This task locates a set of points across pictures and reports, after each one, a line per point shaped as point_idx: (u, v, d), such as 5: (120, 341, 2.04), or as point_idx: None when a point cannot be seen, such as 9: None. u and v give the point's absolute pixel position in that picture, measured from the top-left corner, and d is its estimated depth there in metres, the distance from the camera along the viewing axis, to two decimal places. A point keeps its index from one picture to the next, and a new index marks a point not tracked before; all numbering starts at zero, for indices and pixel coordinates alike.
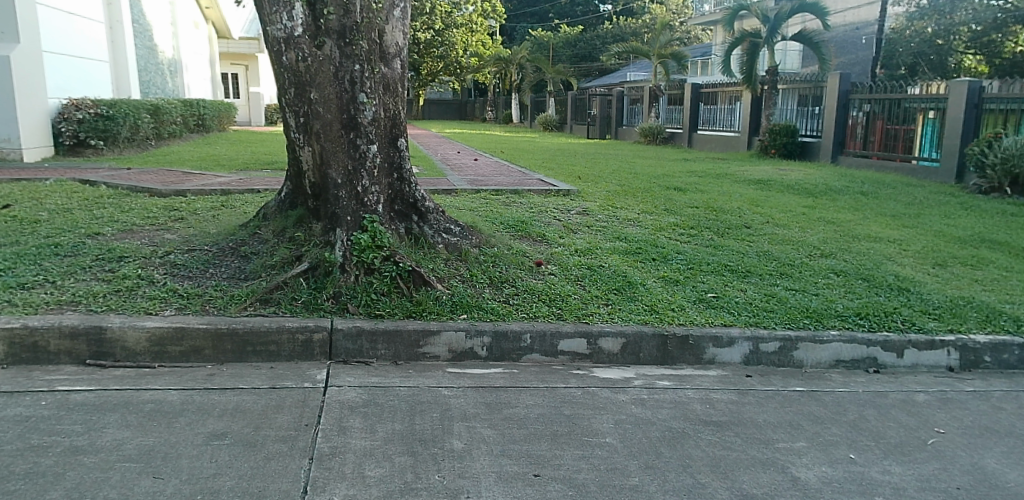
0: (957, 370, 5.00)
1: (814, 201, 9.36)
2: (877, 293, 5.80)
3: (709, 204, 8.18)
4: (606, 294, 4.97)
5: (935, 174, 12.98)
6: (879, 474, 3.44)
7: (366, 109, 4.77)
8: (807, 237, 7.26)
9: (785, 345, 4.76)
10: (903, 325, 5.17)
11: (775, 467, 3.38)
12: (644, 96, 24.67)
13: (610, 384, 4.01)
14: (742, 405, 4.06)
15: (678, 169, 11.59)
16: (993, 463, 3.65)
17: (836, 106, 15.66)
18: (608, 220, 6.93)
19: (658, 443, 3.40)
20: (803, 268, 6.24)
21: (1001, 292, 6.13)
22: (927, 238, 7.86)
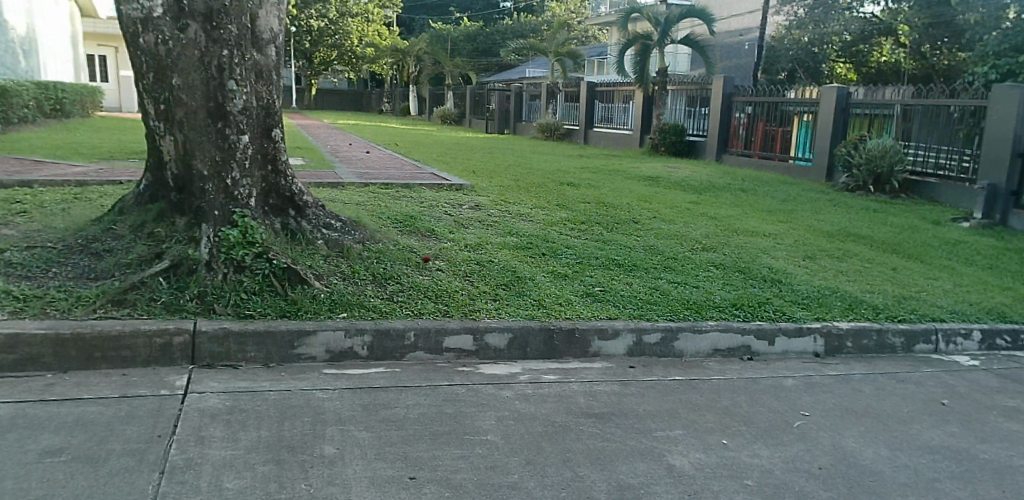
0: (823, 356, 5.34)
1: (699, 197, 9.78)
2: (752, 284, 6.12)
3: (600, 200, 8.36)
4: (494, 289, 4.95)
5: (808, 174, 13.90)
6: (748, 458, 3.60)
7: (236, 97, 4.55)
8: (691, 232, 7.56)
9: (667, 336, 4.91)
10: (775, 314, 5.47)
11: (652, 456, 3.47)
12: (542, 93, 24.99)
13: (495, 380, 4.00)
14: (623, 396, 4.15)
15: (572, 165, 11.76)
16: (850, 442, 3.91)
17: (721, 107, 16.44)
18: (500, 215, 6.93)
19: (540, 438, 3.41)
20: (685, 261, 6.48)
21: (862, 282, 6.62)
22: (799, 232, 8.39)
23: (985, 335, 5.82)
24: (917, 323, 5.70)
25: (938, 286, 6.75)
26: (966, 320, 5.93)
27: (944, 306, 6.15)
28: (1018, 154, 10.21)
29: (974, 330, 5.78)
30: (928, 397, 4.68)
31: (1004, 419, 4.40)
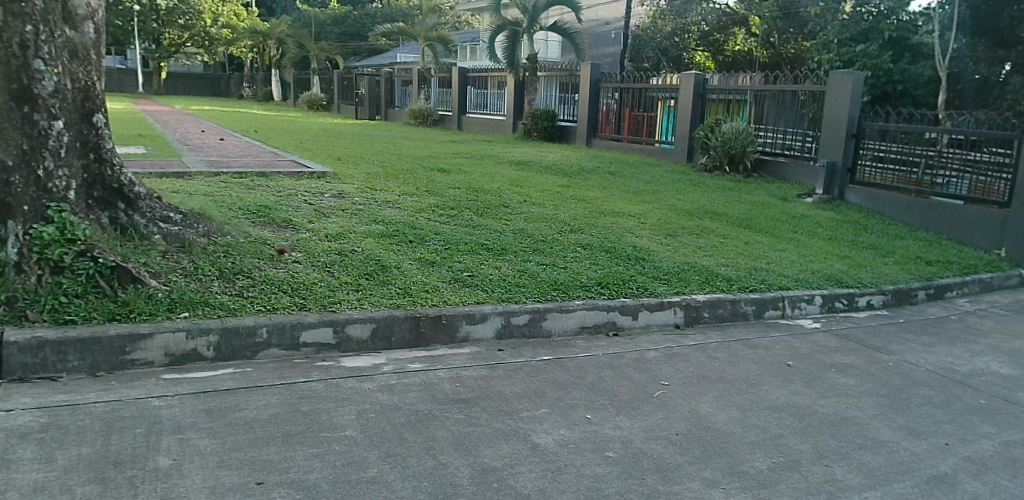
0: (682, 327, 5.62)
1: (568, 180, 10.00)
2: (617, 263, 6.33)
3: (470, 185, 8.34)
4: (357, 279, 4.80)
5: (672, 156, 14.61)
6: (610, 430, 3.72)
7: (46, 78, 4.12)
8: (559, 214, 7.71)
9: (534, 317, 4.97)
10: (638, 290, 5.69)
11: (517, 436, 3.50)
12: (414, 79, 24.65)
13: (357, 374, 3.89)
14: (490, 380, 4.16)
15: (444, 151, 11.66)
16: (705, 407, 4.13)
17: (590, 94, 16.92)
18: (364, 203, 6.74)
19: (403, 429, 3.35)
20: (553, 243, 6.59)
21: (719, 256, 7.02)
22: (661, 212, 8.78)
23: (825, 300, 6.37)
24: (765, 292, 6.13)
25: (785, 257, 7.30)
26: (808, 287, 6.46)
27: (790, 275, 6.65)
28: (851, 135, 11.21)
29: (816, 295, 6.31)
30: (775, 359, 5.04)
31: (839, 375, 4.82)
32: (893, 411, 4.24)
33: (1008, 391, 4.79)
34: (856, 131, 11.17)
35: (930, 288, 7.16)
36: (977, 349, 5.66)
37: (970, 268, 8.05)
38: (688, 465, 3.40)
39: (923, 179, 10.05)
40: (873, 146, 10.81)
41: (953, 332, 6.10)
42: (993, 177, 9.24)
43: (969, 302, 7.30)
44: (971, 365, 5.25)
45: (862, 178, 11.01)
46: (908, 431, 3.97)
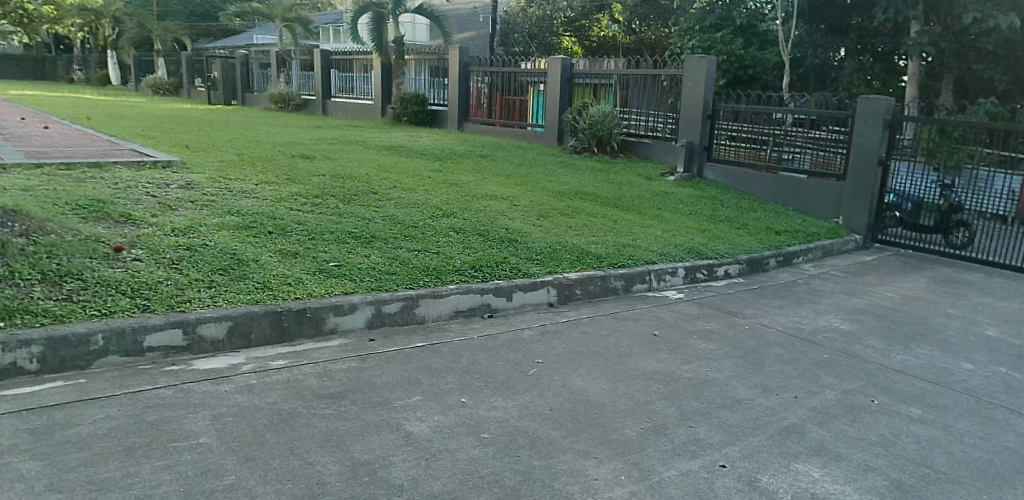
0: (556, 305, 5.71)
1: (439, 165, 9.90)
2: (490, 246, 6.31)
3: (336, 172, 8.03)
4: (210, 276, 4.47)
5: (543, 139, 14.86)
6: (485, 412, 3.70)
7: None
8: (430, 199, 7.60)
9: (406, 305, 4.86)
10: (511, 272, 5.70)
11: (390, 427, 3.40)
12: (274, 61, 23.44)
13: (211, 376, 3.63)
14: (361, 371, 4.02)
15: (308, 136, 11.16)
16: (579, 381, 4.21)
17: (460, 79, 16.85)
18: (217, 193, 6.31)
19: (265, 430, 3.17)
20: (424, 229, 6.48)
21: (589, 235, 7.20)
22: (533, 193, 8.89)
23: (688, 271, 6.71)
24: (633, 267, 6.36)
25: (651, 233, 7.61)
26: (672, 260, 6.77)
27: (655, 250, 6.94)
28: (707, 116, 11.83)
29: (679, 267, 6.63)
30: (643, 330, 5.25)
31: (702, 341, 5.09)
32: (749, 371, 4.54)
33: (846, 344, 5.28)
34: (711, 112, 11.80)
35: (779, 255, 7.74)
36: (820, 309, 6.20)
37: (813, 235, 8.80)
38: (562, 439, 3.45)
39: (771, 156, 10.84)
40: (727, 126, 11.51)
41: (800, 295, 6.64)
42: (830, 152, 10.12)
43: (812, 267, 7.98)
44: (816, 324, 5.74)
45: (718, 155, 11.71)
46: (763, 388, 4.26)
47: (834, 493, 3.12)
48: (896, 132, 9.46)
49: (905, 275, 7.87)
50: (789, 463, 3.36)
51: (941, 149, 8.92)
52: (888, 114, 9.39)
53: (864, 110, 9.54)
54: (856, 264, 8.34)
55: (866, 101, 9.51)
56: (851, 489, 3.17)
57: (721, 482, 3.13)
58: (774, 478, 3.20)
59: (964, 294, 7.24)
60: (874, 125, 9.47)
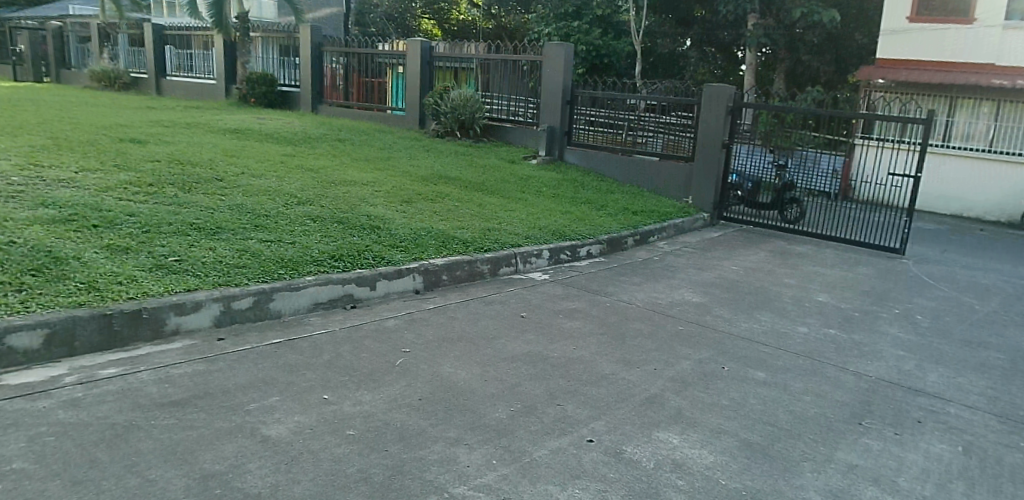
0: (423, 292, 5.57)
1: (293, 149, 9.38)
2: (351, 234, 6.04)
3: (174, 158, 7.36)
4: (20, 279, 3.91)
5: (404, 122, 14.54)
6: (350, 407, 3.51)
7: None
8: (284, 186, 7.16)
9: (259, 299, 4.52)
10: (374, 260, 5.47)
11: (244, 432, 3.13)
12: (98, 34, 21.16)
13: (25, 393, 3.19)
14: (210, 374, 3.68)
15: (140, 119, 10.15)
16: (447, 368, 4.11)
17: (311, 59, 16.08)
18: (27, 183, 5.56)
19: (93, 449, 2.81)
20: (278, 218, 6.08)
21: (454, 219, 7.10)
22: (395, 178, 8.65)
23: (552, 253, 6.79)
24: (499, 251, 6.35)
25: (515, 216, 7.65)
26: (536, 242, 6.82)
27: (520, 233, 6.96)
28: (566, 101, 12.06)
29: (544, 250, 6.69)
30: (510, 312, 5.24)
31: (567, 320, 5.17)
32: (612, 346, 4.66)
33: (699, 316, 5.58)
34: (570, 98, 12.04)
35: (637, 235, 8.06)
36: (675, 284, 6.52)
37: (666, 214, 9.25)
38: (431, 428, 3.34)
39: (627, 140, 11.25)
40: (584, 112, 11.80)
41: (656, 271, 6.96)
42: (679, 136, 10.65)
43: (666, 244, 8.39)
44: (671, 298, 6.03)
45: (576, 139, 11.99)
46: (626, 362, 4.39)
47: (693, 458, 3.27)
48: (737, 118, 10.09)
49: (748, 249, 8.49)
50: (652, 433, 3.47)
51: (775, 132, 9.86)
52: (730, 101, 9.99)
53: (708, 98, 10.11)
54: (704, 240, 8.87)
55: (711, 90, 10.06)
56: (707, 453, 3.34)
57: (589, 457, 3.18)
58: (639, 448, 3.30)
59: (797, 265, 7.92)
60: (718, 112, 10.05)
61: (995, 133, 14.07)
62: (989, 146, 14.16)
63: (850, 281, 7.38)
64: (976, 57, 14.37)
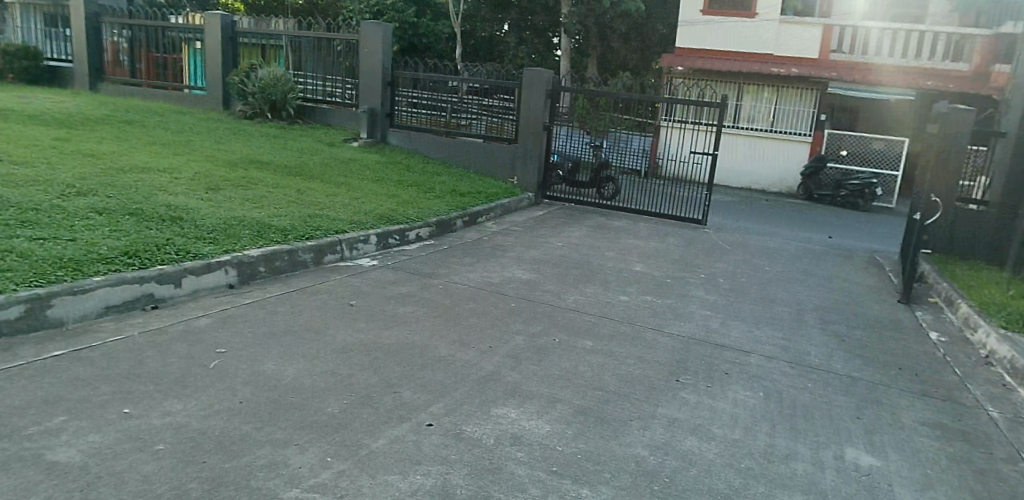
0: (237, 287, 5.11)
1: (70, 134, 8.20)
2: (149, 227, 5.37)
3: None
4: None
5: (206, 103, 13.36)
6: (158, 419, 3.10)
7: None
8: (58, 175, 6.21)
9: (32, 307, 3.86)
10: (178, 254, 4.90)
11: (21, 462, 2.64)
12: None
13: None
14: None
15: None
16: (271, 365, 3.78)
17: (86, 31, 14.19)
18: None
19: None
20: (53, 212, 5.25)
21: (269, 207, 6.60)
22: (199, 164, 7.88)
23: (380, 238, 6.55)
24: (322, 238, 6.00)
25: (338, 201, 7.28)
26: (362, 228, 6.54)
27: (345, 219, 6.64)
28: (387, 83, 11.73)
29: (371, 235, 6.44)
30: (337, 301, 4.96)
31: (398, 304, 5.00)
32: (446, 327, 4.58)
33: (529, 292, 5.69)
34: (391, 79, 11.74)
35: (465, 216, 8.05)
36: (505, 262, 6.59)
37: (492, 194, 9.34)
38: (255, 432, 3.05)
39: (450, 122, 11.18)
40: (406, 93, 11.56)
41: (485, 251, 7.00)
42: (500, 118, 10.75)
43: (494, 224, 8.47)
44: (502, 276, 6.08)
45: (399, 122, 11.72)
46: (461, 342, 4.33)
47: (532, 429, 3.29)
48: (556, 101, 10.38)
49: (571, 226, 8.83)
50: (491, 409, 3.45)
51: (590, 114, 10.38)
52: (548, 84, 10.23)
53: (529, 80, 10.27)
54: (530, 219, 9.09)
55: (531, 74, 10.24)
56: (545, 423, 3.38)
57: (429, 441, 3.08)
58: (479, 426, 3.26)
59: (616, 238, 8.37)
60: (538, 95, 10.25)
61: (776, 115, 15.95)
62: (772, 127, 16.01)
63: (663, 251, 7.94)
64: (758, 48, 16.07)
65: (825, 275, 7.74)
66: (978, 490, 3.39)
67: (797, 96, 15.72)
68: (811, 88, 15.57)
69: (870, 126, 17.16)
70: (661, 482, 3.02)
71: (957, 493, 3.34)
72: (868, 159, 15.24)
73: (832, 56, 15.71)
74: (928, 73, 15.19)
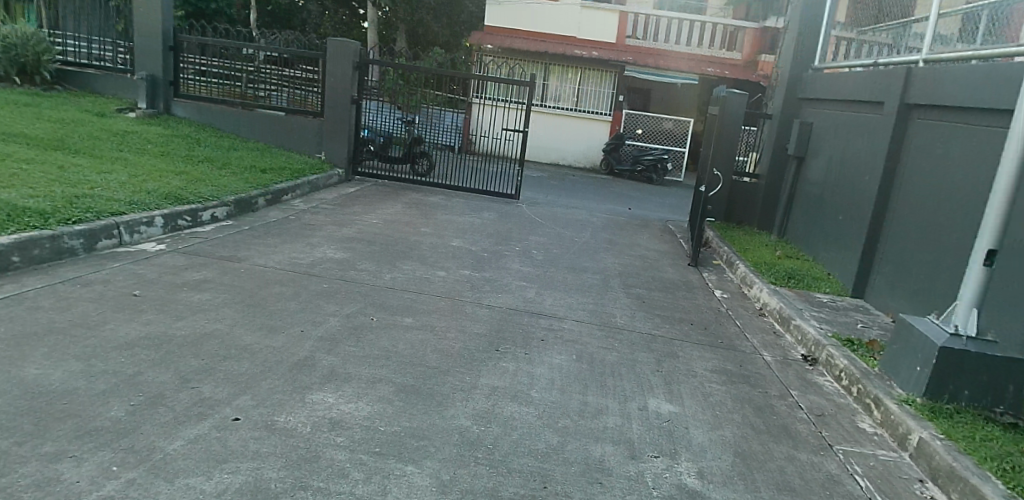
0: None
1: None
2: None
3: None
4: None
5: None
6: None
7: None
8: None
9: None
10: None
11: None
12: None
13: None
14: None
15: None
16: (34, 369, 3.22)
17: None
18: None
19: None
20: None
21: (22, 186, 5.61)
22: None
23: (167, 219, 5.87)
24: (93, 221, 5.22)
25: (112, 179, 6.40)
26: (144, 209, 5.80)
27: (121, 199, 5.83)
28: (168, 47, 10.50)
29: (156, 216, 5.74)
30: (118, 292, 4.35)
31: (193, 291, 4.51)
32: (251, 314, 4.22)
33: (342, 272, 5.44)
34: (173, 43, 10.51)
35: (268, 194, 7.49)
36: (315, 242, 6.25)
37: (298, 171, 8.81)
38: (13, 447, 2.57)
39: (247, 93, 10.36)
40: (195, 60, 10.49)
41: (293, 231, 6.58)
42: (306, 90, 10.13)
43: (301, 202, 8.00)
44: (312, 257, 5.75)
45: (188, 92, 10.67)
46: (268, 328, 4.02)
47: (350, 412, 3.14)
48: (364, 75, 9.98)
49: (385, 203, 8.60)
50: (305, 396, 3.23)
51: (402, 91, 10.32)
52: (355, 57, 9.76)
53: (333, 52, 9.71)
54: (341, 196, 8.71)
55: (335, 44, 9.70)
56: (364, 404, 3.24)
57: (235, 437, 2.81)
58: (292, 415, 3.04)
59: (432, 214, 8.30)
60: (344, 68, 9.73)
61: (580, 96, 16.79)
62: (577, 107, 16.85)
63: (478, 226, 8.02)
64: (562, 31, 16.76)
65: (626, 243, 8.32)
66: (757, 425, 3.85)
67: (598, 78, 16.64)
68: (610, 71, 16.56)
69: (661, 106, 18.75)
70: (485, 450, 3.04)
71: (742, 429, 3.76)
72: (660, 136, 16.63)
73: (629, 41, 16.86)
74: (708, 60, 16.78)
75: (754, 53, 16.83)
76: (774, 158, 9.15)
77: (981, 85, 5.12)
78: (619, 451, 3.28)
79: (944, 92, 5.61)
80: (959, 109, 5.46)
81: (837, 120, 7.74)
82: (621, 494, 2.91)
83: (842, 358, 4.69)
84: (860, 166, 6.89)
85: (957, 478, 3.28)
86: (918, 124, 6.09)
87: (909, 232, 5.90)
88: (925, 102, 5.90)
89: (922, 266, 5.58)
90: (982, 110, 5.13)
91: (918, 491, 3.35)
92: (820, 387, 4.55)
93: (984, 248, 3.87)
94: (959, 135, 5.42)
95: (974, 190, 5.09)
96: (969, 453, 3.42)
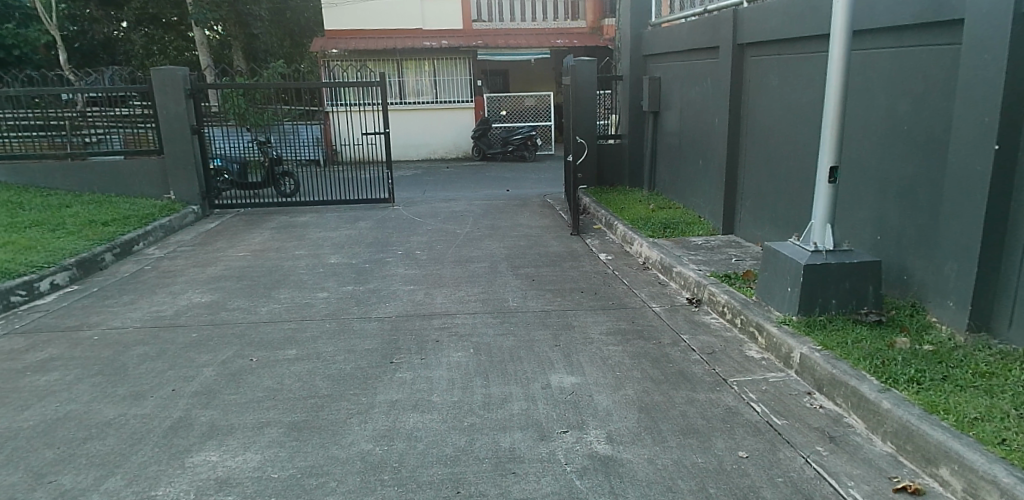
0: None
1: None
2: None
3: None
4: None
5: None
6: None
7: None
8: None
9: None
10: None
11: None
12: None
13: None
14: None
15: None
16: None
17: None
18: None
19: None
20: None
21: None
22: None
23: None
24: None
25: None
26: None
27: None
28: None
29: None
30: None
31: (39, 374, 4.06)
32: (110, 384, 3.85)
33: (212, 316, 5.08)
34: None
35: (114, 248, 6.90)
36: (177, 290, 5.81)
37: (146, 217, 8.17)
38: None
39: (70, 142, 9.47)
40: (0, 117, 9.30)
41: (151, 282, 6.09)
42: (142, 127, 9.38)
43: (156, 250, 7.43)
44: (175, 307, 5.33)
45: None
46: (133, 396, 3.67)
47: (239, 467, 2.93)
48: (200, 102, 9.41)
49: (250, 232, 8.16)
50: (183, 460, 2.99)
51: (250, 112, 10.04)
52: (186, 84, 9.18)
53: (160, 84, 9.03)
54: (200, 235, 8.16)
55: (161, 74, 9.01)
56: (252, 454, 3.04)
57: None
58: (170, 485, 2.80)
59: (304, 235, 7.95)
60: (176, 97, 9.10)
61: (439, 87, 16.61)
62: (437, 98, 16.65)
63: (355, 237, 7.77)
64: (407, 24, 16.52)
65: (508, 225, 8.33)
66: (656, 376, 3.95)
67: (453, 67, 16.50)
68: (463, 58, 16.42)
69: (520, 84, 19.02)
70: (391, 470, 2.92)
71: (642, 384, 3.84)
72: (524, 114, 16.94)
73: (476, 26, 16.88)
74: (556, 32, 17.10)
75: (597, 19, 17.31)
76: (632, 117, 9.45)
77: (801, 14, 5.44)
78: (528, 436, 3.25)
79: (769, 25, 5.92)
80: (784, 40, 5.79)
81: (681, 69, 8.06)
82: (536, 479, 2.89)
83: (723, 294, 4.90)
84: (709, 111, 7.20)
85: (839, 383, 3.49)
86: (753, 61, 6.40)
87: (762, 161, 6.23)
88: (754, 39, 6.22)
89: (780, 193, 5.92)
90: (806, 37, 5.46)
91: (809, 404, 3.55)
92: (707, 325, 4.75)
93: (828, 166, 4.09)
94: (789, 66, 5.75)
95: (811, 114, 5.43)
96: (844, 358, 3.64)
